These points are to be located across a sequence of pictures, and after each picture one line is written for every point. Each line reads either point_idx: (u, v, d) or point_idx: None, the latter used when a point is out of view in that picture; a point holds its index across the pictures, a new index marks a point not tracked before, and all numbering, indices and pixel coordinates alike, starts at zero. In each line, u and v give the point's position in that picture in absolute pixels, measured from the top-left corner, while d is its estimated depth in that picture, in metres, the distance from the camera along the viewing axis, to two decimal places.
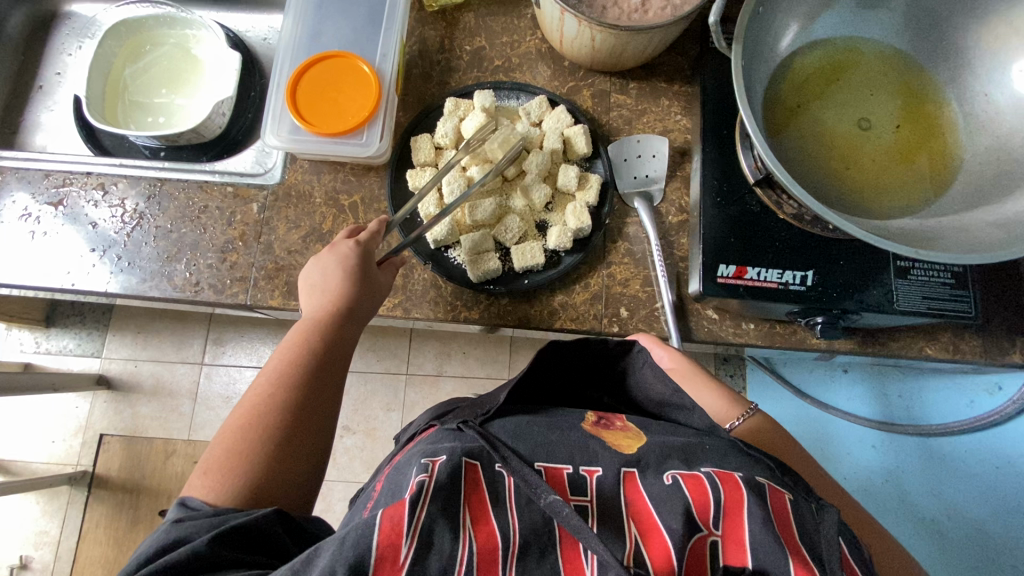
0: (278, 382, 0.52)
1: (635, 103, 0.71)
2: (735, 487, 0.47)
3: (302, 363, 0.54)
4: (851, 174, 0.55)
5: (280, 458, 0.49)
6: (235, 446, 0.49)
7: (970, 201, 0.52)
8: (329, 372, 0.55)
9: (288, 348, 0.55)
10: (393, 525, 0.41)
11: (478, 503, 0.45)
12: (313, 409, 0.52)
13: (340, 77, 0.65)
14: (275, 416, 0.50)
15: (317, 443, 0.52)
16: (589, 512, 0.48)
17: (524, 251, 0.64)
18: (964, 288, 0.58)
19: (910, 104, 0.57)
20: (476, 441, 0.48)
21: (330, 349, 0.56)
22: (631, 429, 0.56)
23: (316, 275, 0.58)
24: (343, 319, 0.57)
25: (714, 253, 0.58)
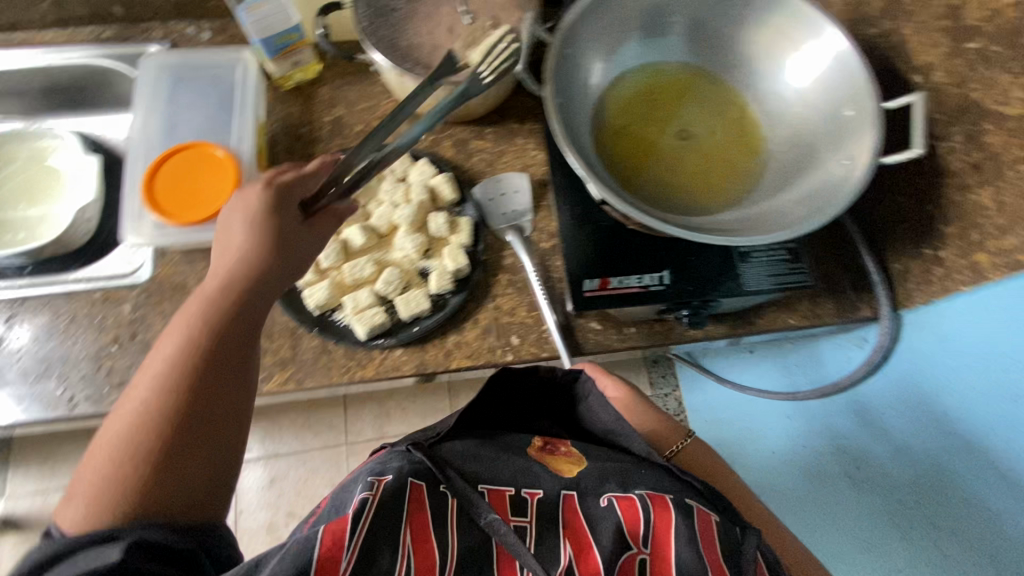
0: (169, 366, 0.43)
1: (493, 145, 0.77)
2: (664, 510, 0.54)
3: (207, 348, 0.45)
4: (682, 178, 0.61)
5: (173, 463, 0.40)
6: (114, 456, 0.40)
7: (781, 184, 0.59)
8: (248, 349, 0.47)
9: (202, 319, 0.46)
10: (336, 539, 0.44)
11: (418, 523, 0.50)
12: (219, 395, 0.43)
13: (196, 167, 0.66)
14: (161, 414, 0.41)
15: (225, 440, 0.43)
16: (528, 531, 0.53)
17: (408, 300, 0.65)
18: (798, 261, 0.65)
19: (721, 107, 0.65)
20: (424, 466, 0.54)
21: (243, 327, 0.47)
22: (574, 453, 0.62)
23: (227, 233, 0.52)
24: (252, 284, 0.49)
25: (578, 270, 0.63)
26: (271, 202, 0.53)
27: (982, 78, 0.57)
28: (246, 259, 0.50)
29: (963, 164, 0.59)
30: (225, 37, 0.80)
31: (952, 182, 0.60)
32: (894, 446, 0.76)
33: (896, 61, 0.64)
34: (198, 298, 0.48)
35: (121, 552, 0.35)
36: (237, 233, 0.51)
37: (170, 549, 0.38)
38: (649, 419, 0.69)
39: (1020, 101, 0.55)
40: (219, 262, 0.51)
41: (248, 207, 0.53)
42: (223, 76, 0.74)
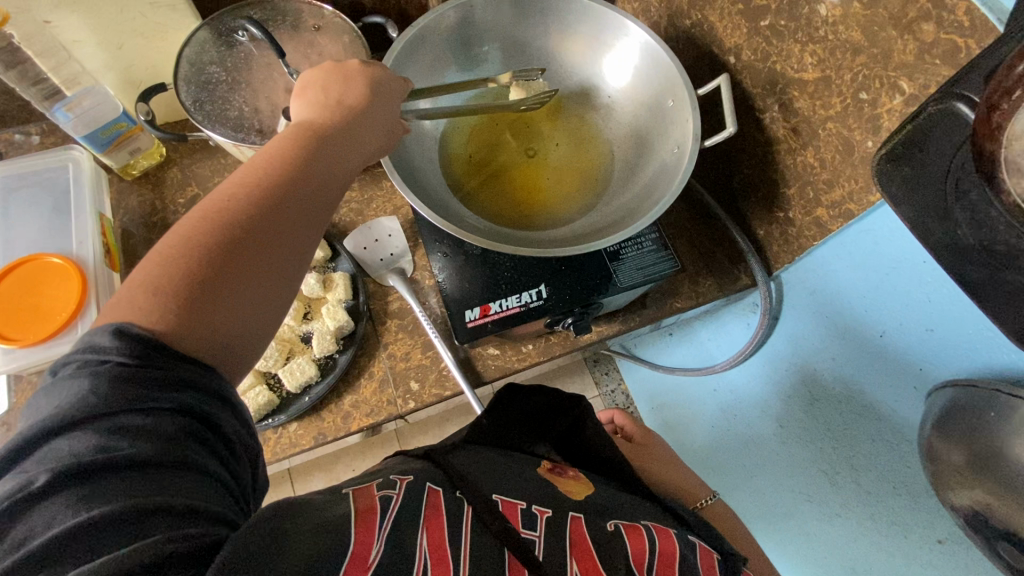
0: (261, 177, 0.39)
1: (360, 194, 0.76)
2: (667, 536, 0.57)
3: (303, 158, 0.41)
4: (533, 195, 0.62)
5: (219, 293, 0.35)
6: (166, 265, 0.34)
7: (625, 184, 0.61)
8: (331, 177, 0.43)
9: (285, 143, 0.42)
10: (366, 525, 0.38)
11: (436, 523, 0.42)
12: (286, 222, 0.39)
13: (36, 280, 0.62)
14: (236, 223, 0.36)
15: (280, 270, 0.38)
16: (538, 543, 0.47)
17: (292, 371, 0.63)
18: (666, 248, 0.67)
19: (560, 120, 0.67)
20: (440, 475, 0.48)
21: (327, 172, 0.43)
22: (582, 479, 0.62)
23: (323, 93, 0.48)
24: (343, 143, 0.45)
25: (459, 303, 0.63)
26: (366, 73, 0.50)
27: (779, 51, 0.60)
28: (336, 91, 0.48)
29: (785, 129, 0.63)
30: (58, 137, 0.76)
31: (782, 148, 0.64)
32: (805, 405, 0.79)
33: (712, 47, 0.70)
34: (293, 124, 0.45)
35: (174, 427, 0.31)
36: (348, 82, 0.49)
37: (207, 403, 0.33)
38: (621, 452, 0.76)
39: (813, 66, 0.57)
40: (306, 107, 0.47)
41: (350, 69, 0.50)
42: (55, 178, 0.70)
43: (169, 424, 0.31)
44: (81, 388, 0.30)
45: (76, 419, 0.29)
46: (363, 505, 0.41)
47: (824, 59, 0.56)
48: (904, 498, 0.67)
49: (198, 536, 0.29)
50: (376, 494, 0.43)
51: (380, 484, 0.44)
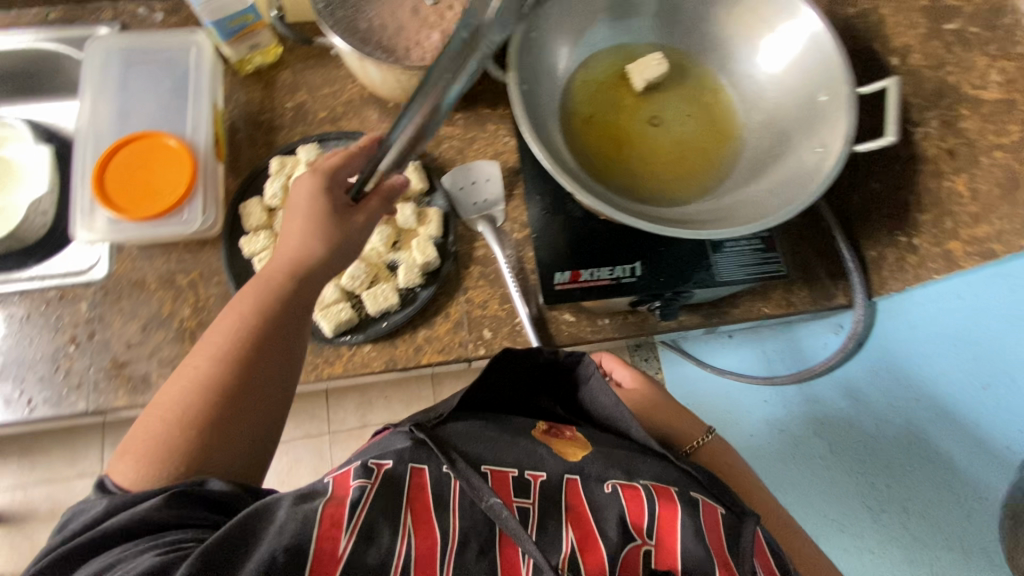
0: (228, 343, 0.46)
1: (464, 132, 0.74)
2: (669, 500, 0.54)
3: (257, 314, 0.47)
4: (651, 168, 0.59)
5: (216, 447, 0.43)
6: (163, 434, 0.43)
7: (751, 176, 0.58)
8: (295, 312, 0.49)
9: (247, 301, 0.48)
10: (333, 521, 0.42)
11: (421, 507, 0.46)
12: (269, 372, 0.46)
13: (147, 156, 0.63)
14: (220, 390, 0.44)
15: (274, 401, 0.46)
16: (530, 513, 0.52)
17: (376, 294, 0.64)
18: (773, 250, 0.64)
19: (694, 96, 0.63)
20: (424, 445, 0.50)
21: (299, 308, 0.49)
22: (579, 439, 0.61)
23: (283, 224, 0.52)
24: (306, 274, 0.50)
25: (550, 263, 0.61)
26: (327, 187, 0.52)
27: None
28: (295, 229, 0.51)
29: None
30: (179, 17, 0.76)
31: (928, 167, 0.62)
32: (864, 438, 0.77)
33: None
34: (254, 279, 0.50)
35: (156, 497, 0.39)
36: (297, 207, 0.52)
37: (210, 495, 0.41)
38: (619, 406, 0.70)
39: None
40: (272, 255, 0.51)
41: (315, 194, 0.52)
42: (177, 60, 0.71)
43: (156, 506, 0.39)
44: (90, 508, 0.40)
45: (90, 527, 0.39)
46: (335, 500, 0.43)
47: None
48: (955, 552, 0.66)
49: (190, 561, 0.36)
50: (351, 486, 0.45)
51: (357, 472, 0.47)
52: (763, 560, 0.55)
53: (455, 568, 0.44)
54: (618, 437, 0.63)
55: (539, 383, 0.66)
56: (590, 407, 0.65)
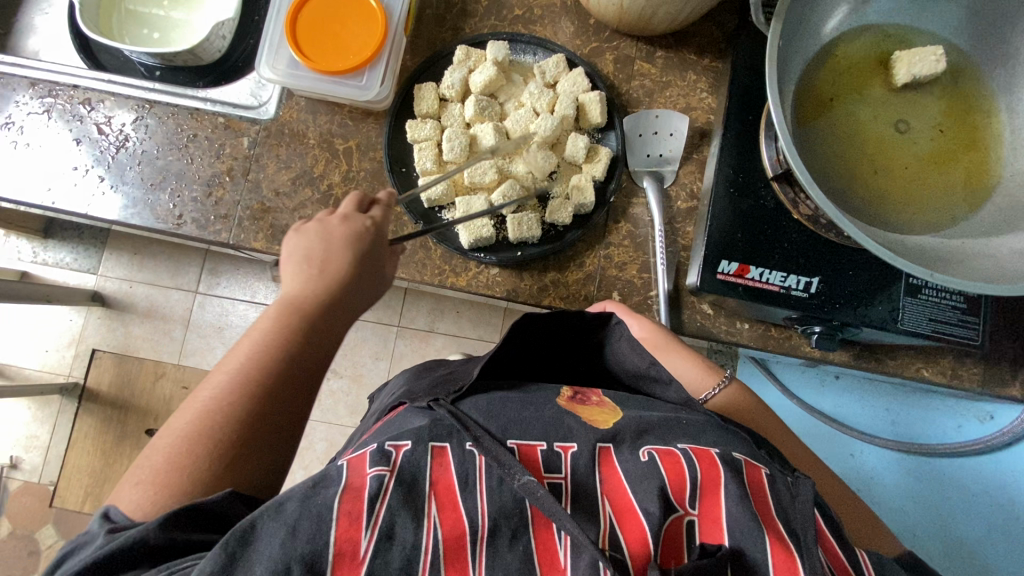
0: (248, 370, 0.45)
1: (659, 74, 0.66)
2: (711, 467, 0.47)
3: (273, 355, 0.46)
4: (878, 180, 0.51)
5: (230, 476, 0.42)
6: (176, 458, 0.42)
7: (995, 226, 0.48)
8: (319, 362, 0.49)
9: (277, 326, 0.48)
10: (351, 521, 0.39)
11: (445, 492, 0.43)
12: (281, 416, 0.45)
13: (344, 8, 0.61)
14: (228, 426, 0.43)
15: (284, 447, 0.45)
16: (563, 489, 0.46)
17: (521, 221, 0.60)
18: (976, 316, 0.55)
19: (957, 111, 0.53)
20: (445, 421, 0.46)
21: (314, 358, 0.48)
22: (608, 405, 0.54)
23: (313, 244, 0.51)
24: (336, 318, 0.50)
25: (718, 248, 0.55)
26: (367, 244, 0.52)
27: None
28: (333, 266, 0.50)
29: None
30: None
31: None
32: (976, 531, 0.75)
33: None
34: (282, 303, 0.49)
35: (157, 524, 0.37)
36: (335, 254, 0.51)
37: (203, 511, 0.39)
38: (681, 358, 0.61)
39: None
40: (296, 282, 0.50)
41: (335, 244, 0.51)
42: None
43: (155, 530, 0.37)
44: (80, 546, 0.38)
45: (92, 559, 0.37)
46: (351, 494, 0.40)
47: None
48: None
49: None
50: (367, 474, 0.42)
51: (372, 459, 0.43)
52: (826, 545, 0.44)
53: (488, 558, 0.41)
54: (651, 399, 0.56)
55: (564, 348, 0.61)
56: (616, 369, 0.59)
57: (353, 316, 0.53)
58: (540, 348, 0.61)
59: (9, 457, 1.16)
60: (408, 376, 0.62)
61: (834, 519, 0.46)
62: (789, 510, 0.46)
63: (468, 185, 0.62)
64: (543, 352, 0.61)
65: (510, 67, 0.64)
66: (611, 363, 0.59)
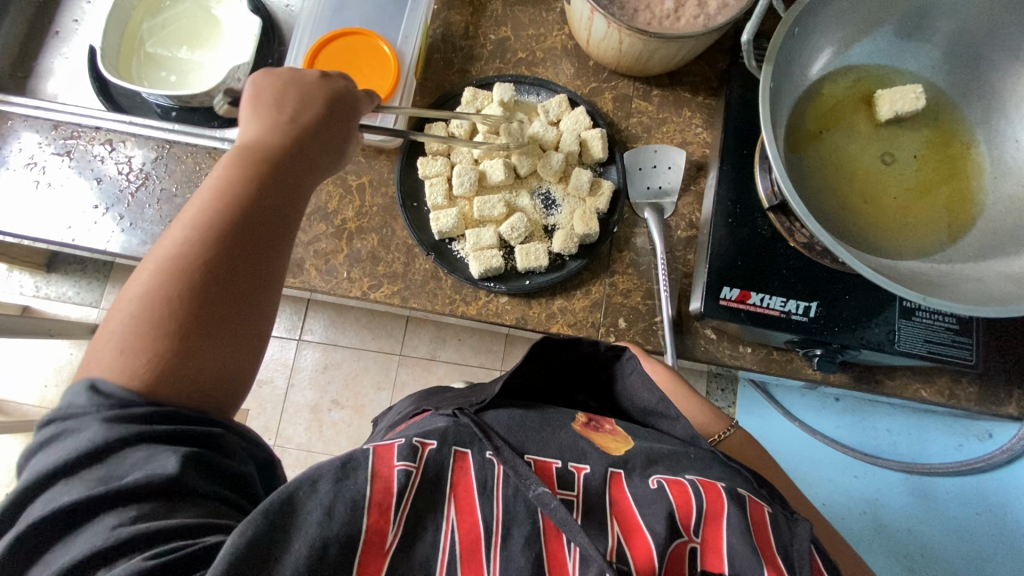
0: (204, 225, 0.40)
1: (656, 111, 0.70)
2: (717, 498, 0.48)
3: (229, 205, 0.41)
4: (869, 209, 0.54)
5: (207, 333, 0.38)
6: (138, 323, 0.37)
7: (984, 251, 0.50)
8: (285, 217, 0.44)
9: (232, 178, 0.43)
10: (381, 511, 0.41)
11: (465, 495, 0.45)
12: (254, 264, 0.41)
13: (358, 54, 0.64)
14: (192, 273, 0.39)
15: (258, 308, 0.41)
16: (575, 506, 0.47)
17: (528, 252, 0.63)
18: (967, 335, 0.57)
19: (937, 143, 0.56)
20: (468, 428, 0.48)
21: (276, 204, 0.44)
22: (620, 433, 0.56)
23: (276, 104, 0.48)
24: (299, 174, 0.46)
25: (720, 274, 0.58)
26: (323, 101, 0.49)
27: None
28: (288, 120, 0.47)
29: None
30: None
31: None
32: None
33: None
34: (233, 154, 0.44)
35: (176, 463, 0.35)
36: (298, 116, 0.48)
37: (217, 463, 0.37)
38: (691, 405, 0.62)
39: None
40: (257, 137, 0.46)
41: (292, 98, 0.48)
42: None
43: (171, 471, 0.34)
44: (80, 435, 0.34)
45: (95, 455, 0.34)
46: (381, 484, 0.42)
47: None
48: None
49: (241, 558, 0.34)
50: (395, 467, 0.43)
51: (400, 452, 0.45)
52: None
53: (501, 562, 0.42)
54: (658, 433, 0.57)
55: (577, 379, 0.63)
56: (624, 403, 0.61)
57: (317, 177, 0.49)
58: (554, 375, 0.63)
59: (5, 494, 1.14)
60: (415, 398, 0.63)
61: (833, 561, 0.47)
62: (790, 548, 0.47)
63: (477, 217, 0.65)
64: (553, 378, 0.63)
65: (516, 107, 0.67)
66: (620, 396, 0.61)
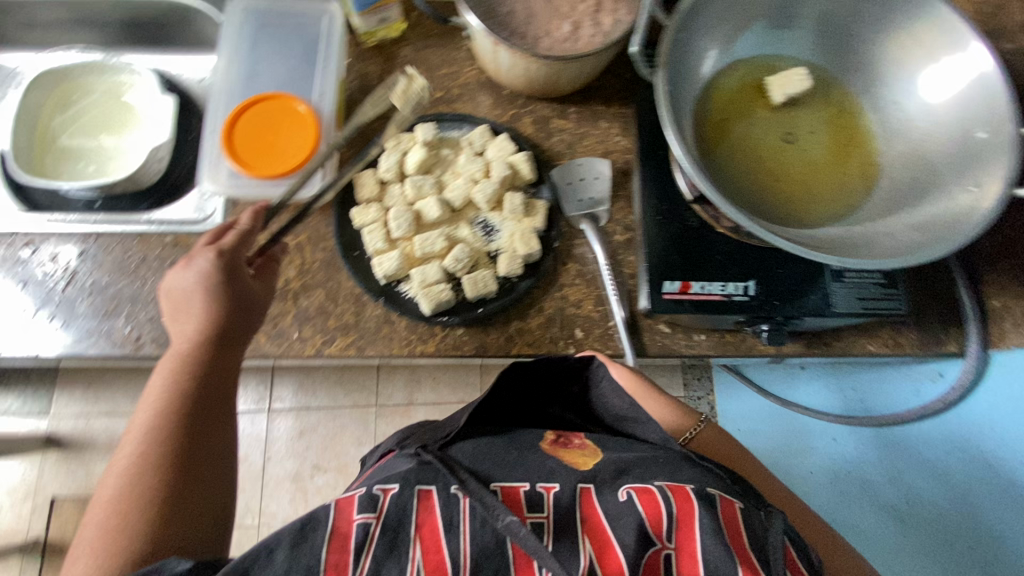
0: (157, 412, 0.48)
1: (575, 126, 0.73)
2: (687, 500, 0.48)
3: (172, 392, 0.49)
4: (782, 187, 0.57)
5: (178, 497, 0.45)
6: (117, 502, 0.44)
7: (887, 209, 0.55)
8: (221, 389, 0.51)
9: (165, 372, 0.50)
10: (338, 573, 0.42)
11: (430, 535, 0.44)
12: (200, 436, 0.48)
13: (275, 118, 0.65)
14: (156, 462, 0.46)
15: (220, 461, 0.49)
16: (546, 529, 0.48)
17: (476, 280, 0.63)
18: (895, 287, 0.61)
19: (832, 117, 0.60)
20: (431, 465, 0.48)
21: (209, 380, 0.51)
22: (589, 447, 0.56)
23: (177, 294, 0.53)
24: (223, 342, 0.52)
25: (660, 270, 0.60)
26: (222, 274, 0.53)
27: None
28: (201, 301, 0.52)
29: None
30: None
31: None
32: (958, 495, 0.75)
33: None
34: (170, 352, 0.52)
35: None
36: (197, 292, 0.52)
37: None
38: (659, 406, 0.63)
39: None
40: (175, 332, 0.53)
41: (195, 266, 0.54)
42: (309, 28, 0.72)
43: None
44: None
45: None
46: (338, 542, 0.43)
47: None
48: None
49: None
50: (355, 520, 0.44)
51: (360, 503, 0.45)
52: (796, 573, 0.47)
53: None
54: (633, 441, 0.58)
55: (546, 394, 0.63)
56: (599, 411, 0.61)
57: (244, 337, 0.55)
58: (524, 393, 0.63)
59: None
60: (398, 432, 0.64)
61: (806, 552, 0.49)
62: (763, 540, 0.48)
63: (419, 256, 0.65)
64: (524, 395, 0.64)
65: (440, 144, 0.69)
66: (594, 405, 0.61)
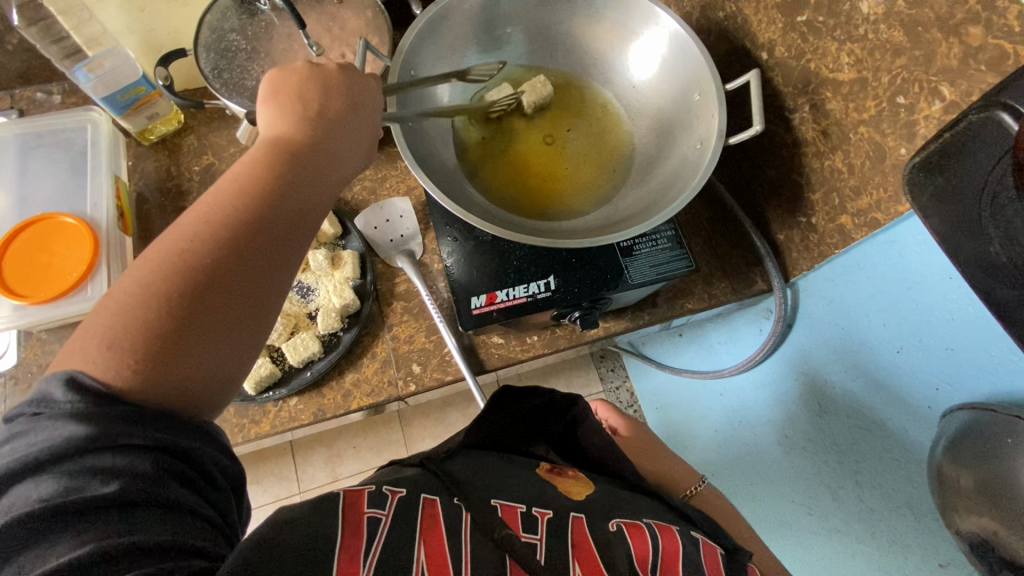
0: (241, 205, 0.38)
1: (374, 172, 0.75)
2: (671, 538, 0.53)
3: (269, 187, 0.39)
4: (550, 185, 0.61)
5: (185, 338, 0.34)
6: (135, 323, 0.33)
7: (638, 181, 0.60)
8: (303, 200, 0.41)
9: (257, 172, 0.40)
10: (350, 554, 0.36)
11: (434, 538, 0.41)
12: (270, 246, 0.38)
13: (47, 238, 0.63)
14: (197, 263, 0.35)
15: (244, 298, 0.37)
16: (540, 547, 0.44)
17: (296, 345, 0.63)
18: (682, 247, 0.65)
19: (582, 111, 0.65)
20: (435, 479, 0.47)
21: (305, 195, 0.41)
22: (581, 478, 0.58)
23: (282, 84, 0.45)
24: (327, 157, 0.44)
25: (465, 290, 0.62)
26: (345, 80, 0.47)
27: (815, 48, 0.58)
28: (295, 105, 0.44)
29: (814, 131, 0.60)
30: (79, 97, 0.76)
31: (809, 150, 0.62)
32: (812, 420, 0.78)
33: (744, 40, 0.66)
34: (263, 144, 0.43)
35: (151, 464, 0.30)
36: (316, 86, 0.45)
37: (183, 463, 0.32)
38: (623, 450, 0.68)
39: (850, 66, 0.55)
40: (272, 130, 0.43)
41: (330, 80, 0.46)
42: (76, 139, 0.70)
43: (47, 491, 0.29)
44: (44, 434, 0.29)
45: (64, 454, 0.29)
46: (350, 527, 0.38)
47: (861, 59, 0.53)
48: (904, 517, 0.66)
49: (142, 545, 0.28)
50: (365, 511, 0.40)
51: (370, 499, 0.42)
52: None
53: None
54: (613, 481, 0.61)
55: (534, 428, 0.63)
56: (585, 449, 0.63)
57: (346, 159, 0.46)
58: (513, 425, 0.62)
59: None
60: None
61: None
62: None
63: None
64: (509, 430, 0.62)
65: None
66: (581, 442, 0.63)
